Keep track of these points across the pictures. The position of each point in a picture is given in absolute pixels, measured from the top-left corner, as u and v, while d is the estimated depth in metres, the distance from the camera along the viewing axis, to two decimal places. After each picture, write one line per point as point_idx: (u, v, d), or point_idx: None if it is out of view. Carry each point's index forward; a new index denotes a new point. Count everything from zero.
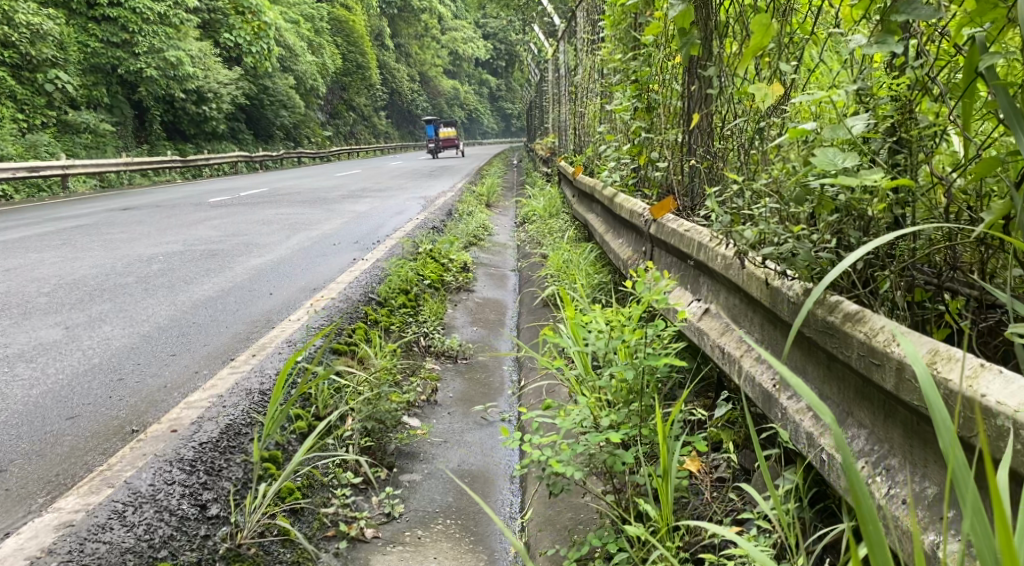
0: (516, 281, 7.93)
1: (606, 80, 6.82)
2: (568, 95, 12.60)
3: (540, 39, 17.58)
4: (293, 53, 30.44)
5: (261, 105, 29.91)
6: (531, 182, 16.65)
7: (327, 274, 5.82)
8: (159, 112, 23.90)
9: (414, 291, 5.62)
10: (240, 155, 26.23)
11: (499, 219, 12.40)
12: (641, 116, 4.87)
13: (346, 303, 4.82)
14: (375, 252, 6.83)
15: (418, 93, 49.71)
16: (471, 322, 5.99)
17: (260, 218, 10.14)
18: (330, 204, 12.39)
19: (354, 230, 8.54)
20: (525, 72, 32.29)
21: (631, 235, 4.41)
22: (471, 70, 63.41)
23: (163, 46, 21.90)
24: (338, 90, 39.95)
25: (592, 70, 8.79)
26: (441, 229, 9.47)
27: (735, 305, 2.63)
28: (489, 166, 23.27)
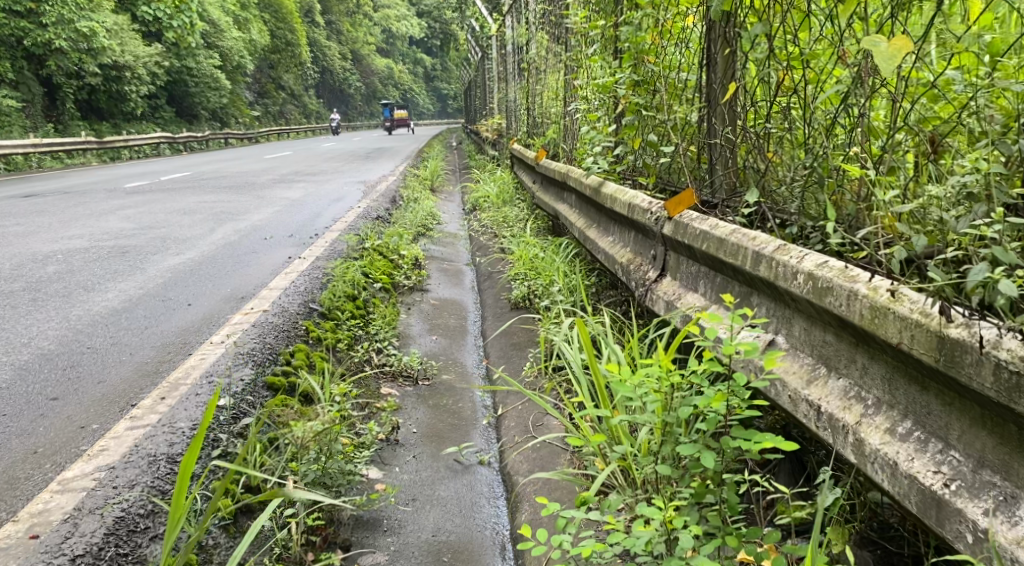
0: (472, 276, 7.24)
1: (576, 54, 6.13)
2: (517, 73, 11.84)
3: (483, 14, 16.77)
4: (218, 28, 28.80)
5: (185, 83, 28.24)
6: (476, 165, 15.92)
7: (260, 277, 4.99)
8: (71, 90, 22.20)
9: (365, 297, 4.84)
10: (161, 136, 24.66)
11: (445, 206, 11.61)
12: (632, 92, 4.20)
13: (285, 317, 4.01)
14: (316, 248, 6.02)
15: (351, 72, 48.14)
16: (429, 332, 5.26)
17: (181, 206, 9.15)
18: (260, 189, 11.43)
19: (290, 221, 7.66)
20: (462, 52, 31.41)
21: (628, 232, 3.77)
22: (406, 49, 61.87)
23: (74, 16, 20.21)
24: (267, 68, 38.26)
25: (552, 46, 8.06)
26: (386, 219, 8.66)
27: (816, 341, 1.97)
28: (430, 148, 22.38)
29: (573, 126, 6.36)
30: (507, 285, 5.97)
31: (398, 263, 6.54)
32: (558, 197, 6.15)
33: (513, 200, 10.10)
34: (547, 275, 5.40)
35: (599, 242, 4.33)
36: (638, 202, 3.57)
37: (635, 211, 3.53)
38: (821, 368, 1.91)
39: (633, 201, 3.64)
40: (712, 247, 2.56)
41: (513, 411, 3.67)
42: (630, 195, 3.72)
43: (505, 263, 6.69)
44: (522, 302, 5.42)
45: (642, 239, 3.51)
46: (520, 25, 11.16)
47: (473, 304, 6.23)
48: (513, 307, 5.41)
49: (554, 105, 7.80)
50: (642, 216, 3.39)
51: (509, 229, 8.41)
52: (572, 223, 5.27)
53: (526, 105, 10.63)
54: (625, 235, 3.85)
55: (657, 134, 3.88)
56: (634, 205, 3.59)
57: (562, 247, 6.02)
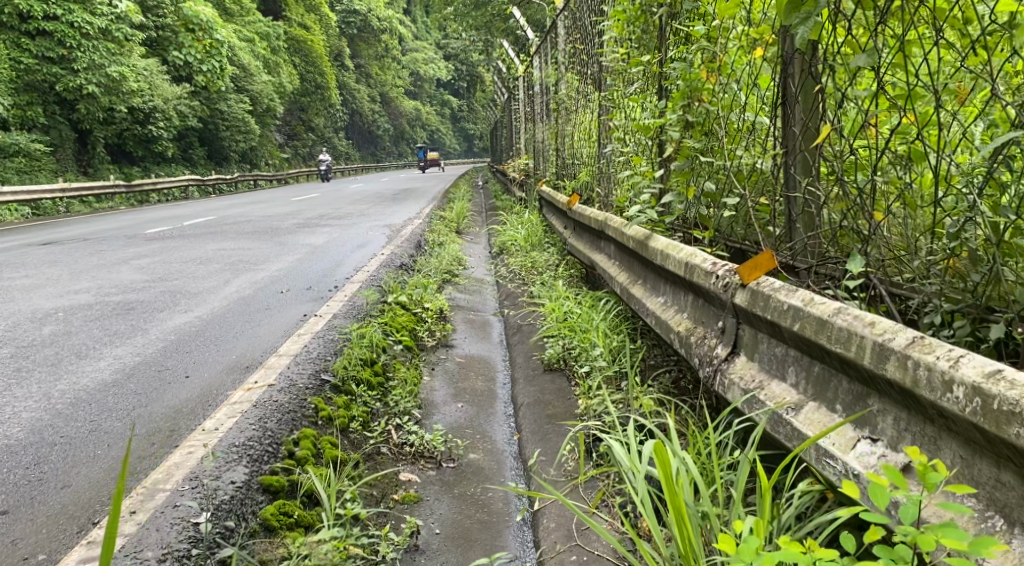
0: (501, 328, 6.79)
1: (613, 93, 5.69)
2: (546, 113, 11.47)
3: (510, 53, 16.50)
4: (248, 72, 28.91)
5: (215, 126, 28.35)
6: (503, 206, 15.53)
7: (269, 339, 4.55)
8: (102, 135, 22.28)
9: (384, 361, 4.38)
10: (190, 178, 24.68)
11: (471, 249, 11.18)
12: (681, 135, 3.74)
13: (294, 391, 3.53)
14: (333, 302, 5.58)
15: (378, 113, 48.40)
16: (454, 396, 4.76)
17: (198, 254, 8.80)
18: (282, 234, 11.10)
19: (308, 270, 7.26)
20: (489, 93, 31.30)
21: (682, 294, 3.29)
22: (433, 90, 62.30)
23: (104, 61, 20.25)
24: (295, 110, 38.51)
25: (584, 83, 7.65)
26: (410, 266, 8.24)
27: (976, 478, 1.61)
28: (456, 188, 22.10)
29: (609, 169, 5.92)
30: (540, 341, 5.48)
31: (421, 316, 6.08)
32: (593, 246, 5.70)
33: (542, 244, 9.65)
34: (585, 332, 4.91)
35: (644, 300, 3.86)
36: (695, 259, 3.10)
37: (691, 270, 3.06)
38: (995, 517, 1.56)
39: (689, 257, 3.17)
40: (808, 331, 2.09)
41: (552, 504, 3.15)
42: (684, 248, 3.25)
43: (536, 315, 6.22)
44: (555, 363, 4.92)
45: (700, 302, 3.03)
46: (549, 63, 10.79)
47: (502, 361, 5.73)
48: (546, 367, 4.94)
49: (588, 146, 7.38)
50: (702, 277, 2.92)
51: (539, 276, 7.95)
52: (610, 275, 4.80)
53: (556, 145, 10.23)
54: (676, 295, 3.39)
55: (715, 183, 3.42)
56: (690, 262, 3.12)
57: (599, 300, 5.54)
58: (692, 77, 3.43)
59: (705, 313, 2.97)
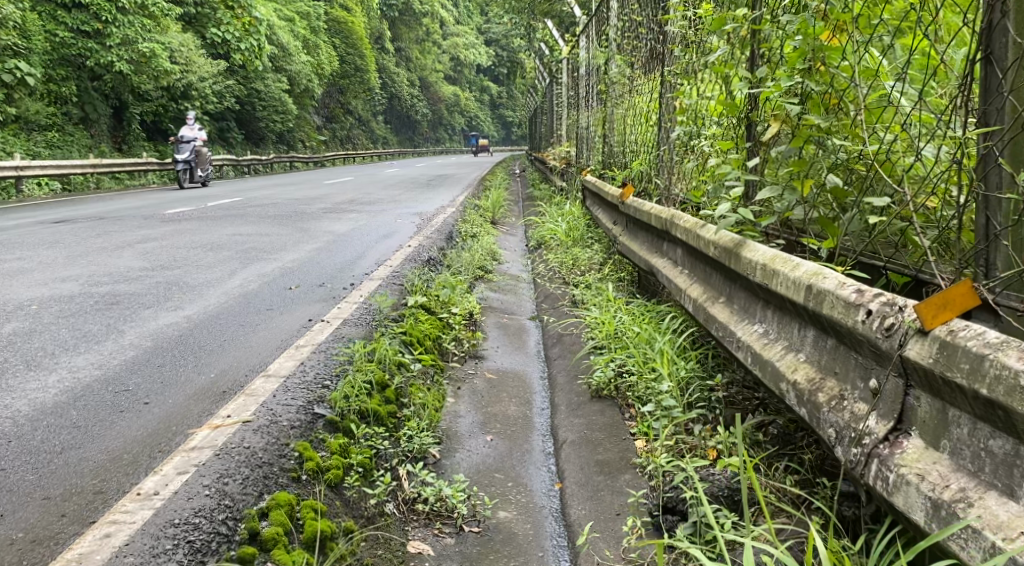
0: (538, 336, 5.99)
1: (684, 66, 4.79)
2: (593, 97, 10.56)
3: (556, 34, 15.50)
4: (286, 52, 28.14)
5: (252, 107, 27.77)
6: (541, 196, 14.68)
7: (262, 349, 3.75)
8: (137, 111, 21.76)
9: (398, 384, 3.57)
10: (224, 158, 24.12)
11: (507, 242, 10.36)
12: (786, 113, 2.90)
13: (275, 431, 2.71)
14: (346, 304, 4.78)
15: (418, 98, 47.62)
16: (482, 428, 3.94)
17: (211, 239, 8.05)
18: (305, 219, 10.39)
19: (326, 263, 6.49)
20: (530, 80, 30.31)
21: (796, 326, 2.45)
22: (474, 76, 61.43)
23: (139, 38, 19.36)
24: (334, 92, 37.89)
25: (643, 62, 6.75)
26: (439, 261, 7.44)
27: None
28: (493, 175, 21.27)
29: (675, 158, 5.06)
30: (587, 361, 4.63)
31: (448, 323, 5.26)
32: (650, 247, 4.87)
33: (585, 241, 8.79)
34: (643, 354, 4.07)
35: (731, 322, 3.01)
36: (821, 280, 2.24)
37: (818, 296, 2.20)
38: None
39: (809, 276, 2.31)
40: None
41: None
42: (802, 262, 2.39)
43: (580, 327, 5.41)
44: (605, 390, 4.08)
45: (832, 342, 2.18)
46: (599, 42, 9.88)
47: (541, 381, 4.88)
48: (594, 392, 4.11)
49: (645, 133, 6.48)
50: (839, 309, 2.06)
51: (583, 278, 7.11)
52: (676, 284, 3.97)
53: (604, 132, 9.34)
54: (785, 324, 2.54)
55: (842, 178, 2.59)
56: (812, 284, 2.26)
57: (657, 314, 4.68)
58: (815, 33, 2.58)
59: (840, 358, 2.12)
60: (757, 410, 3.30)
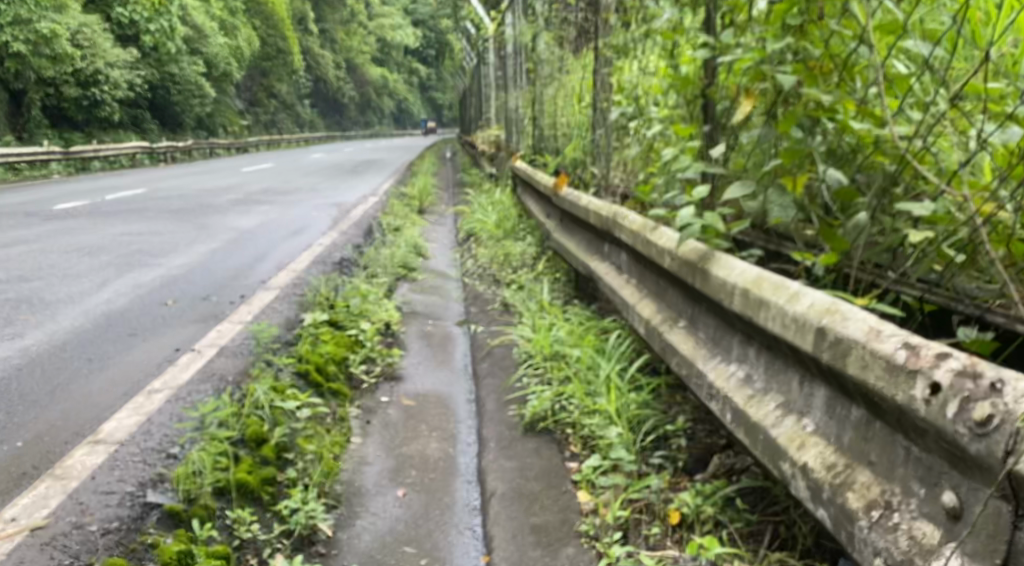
0: (466, 345, 5.28)
1: (624, 36, 4.12)
2: (522, 77, 9.84)
3: (484, 12, 14.76)
4: (202, 33, 26.57)
5: (166, 91, 26.07)
6: (472, 183, 13.96)
7: (105, 396, 2.95)
8: (37, 96, 20.04)
9: (281, 437, 2.80)
10: (136, 145, 22.48)
11: (434, 234, 9.58)
12: (760, 88, 2.25)
13: (75, 544, 2.04)
14: (228, 325, 3.99)
15: (345, 80, 46.02)
16: (392, 479, 3.16)
17: (92, 241, 7.07)
18: (213, 214, 9.45)
19: (221, 268, 5.65)
20: (459, 62, 29.49)
21: (796, 377, 1.82)
22: (403, 57, 59.81)
23: (33, 17, 17.70)
24: (256, 74, 36.17)
25: (575, 37, 6.06)
26: (355, 261, 6.62)
27: None
28: (422, 160, 20.39)
29: (617, 145, 4.38)
30: (520, 385, 3.91)
31: (357, 340, 4.48)
32: (588, 251, 4.21)
33: (517, 233, 8.08)
34: (586, 380, 3.38)
35: (698, 358, 2.34)
36: (843, 322, 1.59)
37: (840, 348, 1.56)
38: None
39: (821, 313, 1.66)
40: None
41: None
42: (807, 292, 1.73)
43: (512, 338, 4.74)
44: (541, 424, 3.37)
45: (861, 414, 1.56)
46: (527, 18, 9.13)
47: (466, 408, 4.15)
48: (528, 425, 3.40)
49: (579, 115, 5.82)
50: (878, 373, 1.43)
51: (516, 277, 6.40)
52: (621, 299, 3.29)
53: (535, 115, 8.67)
54: (779, 373, 1.90)
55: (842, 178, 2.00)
56: (829, 327, 1.61)
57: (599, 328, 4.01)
58: None
59: (879, 439, 1.50)
60: (726, 452, 2.68)
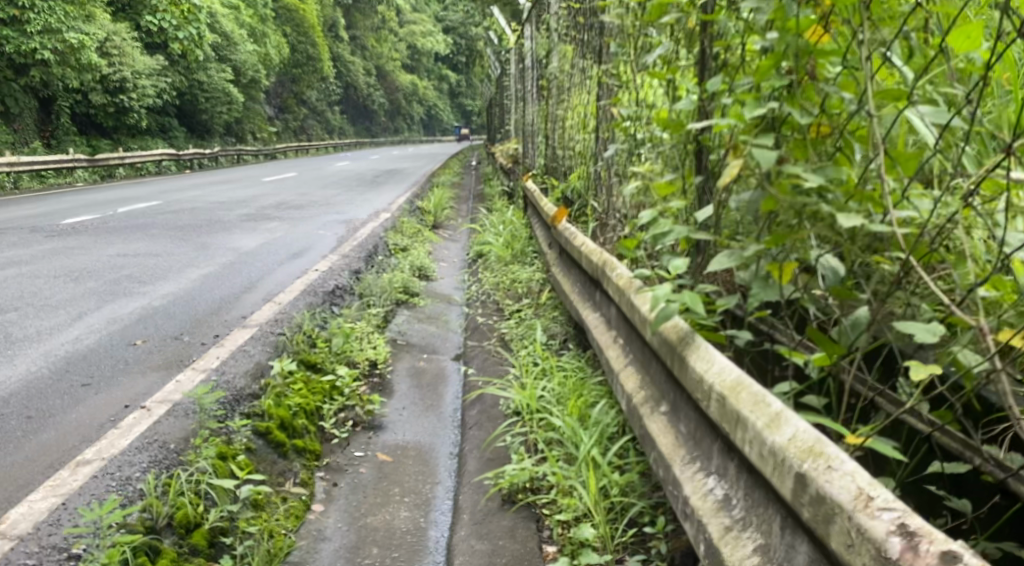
0: (460, 382, 4.89)
1: (623, 63, 3.79)
2: (537, 91, 9.49)
3: (505, 22, 14.47)
4: (230, 41, 26.54)
5: (194, 98, 26.02)
6: (490, 196, 13.66)
7: (25, 472, 2.69)
8: (65, 104, 20.00)
9: (217, 521, 2.52)
10: (163, 152, 22.41)
11: (442, 253, 9.28)
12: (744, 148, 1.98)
13: None
14: (190, 374, 3.72)
15: (374, 86, 45.95)
16: (347, 561, 2.83)
17: (84, 263, 6.85)
18: (218, 231, 9.22)
19: (205, 299, 5.39)
20: (486, 70, 29.30)
21: (776, 516, 1.49)
22: (433, 63, 59.69)
23: (60, 26, 17.66)
24: (285, 81, 36.15)
25: (582, 56, 5.72)
26: (351, 288, 6.34)
27: None
28: (444, 169, 20.15)
29: (615, 179, 4.04)
30: (504, 443, 3.54)
31: (334, 386, 4.16)
32: (581, 296, 3.88)
33: (526, 256, 7.73)
34: (570, 451, 3.04)
35: (676, 459, 2.00)
36: (826, 473, 1.31)
37: (821, 507, 1.29)
38: None
39: (801, 453, 1.38)
40: None
41: None
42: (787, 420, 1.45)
43: (502, 382, 4.42)
44: (519, 495, 3.04)
45: None
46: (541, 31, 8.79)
47: (449, 463, 3.76)
48: (503, 497, 3.08)
49: (584, 140, 5.50)
50: (866, 560, 1.17)
51: (519, 308, 6.06)
52: (606, 362, 2.97)
53: (547, 132, 8.35)
54: (760, 504, 1.55)
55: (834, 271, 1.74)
56: (809, 475, 1.33)
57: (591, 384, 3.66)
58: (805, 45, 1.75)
59: None
60: None
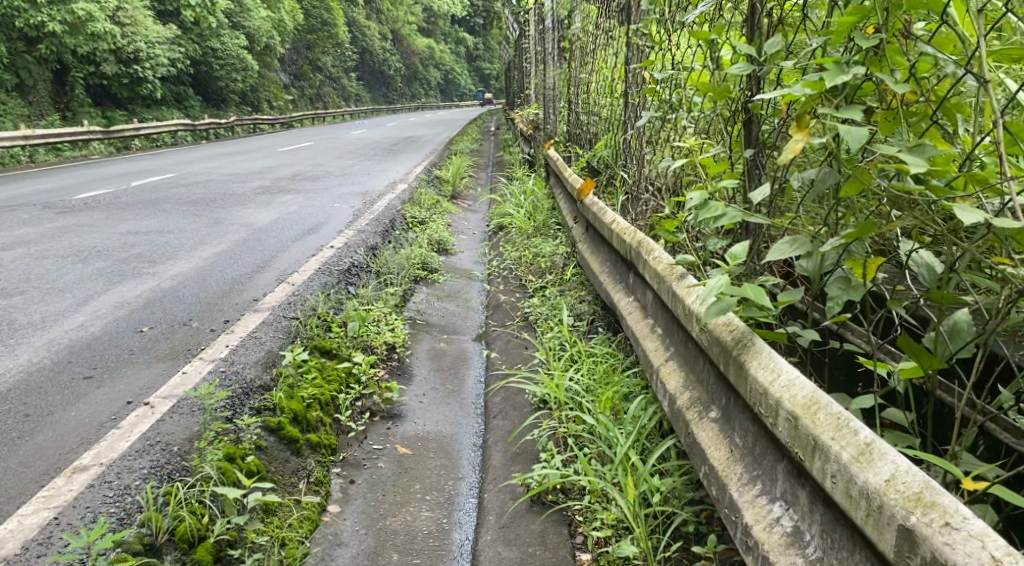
0: (482, 364, 4.64)
1: (658, 24, 3.49)
2: (558, 55, 9.14)
3: None
4: (243, 8, 26.12)
5: (209, 67, 25.65)
6: (509, 164, 13.33)
7: (12, 482, 2.55)
8: (80, 75, 19.70)
9: (224, 532, 2.33)
10: (179, 123, 22.13)
11: (462, 224, 9.03)
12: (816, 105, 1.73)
13: None
14: (197, 364, 3.53)
15: (390, 53, 45.35)
16: None
17: (94, 242, 6.67)
18: (232, 206, 9.01)
19: (217, 280, 5.19)
20: (503, 34, 28.72)
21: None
22: (449, 27, 58.80)
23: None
24: (301, 48, 35.68)
25: (607, 18, 5.41)
26: (368, 265, 6.12)
27: None
28: (462, 136, 19.79)
29: (648, 151, 3.77)
30: (531, 436, 3.30)
31: (350, 373, 3.93)
32: (612, 276, 3.63)
33: (549, 229, 7.46)
34: (606, 450, 2.81)
35: (731, 480, 1.76)
36: (943, 532, 1.16)
37: None
38: None
39: (905, 500, 1.22)
40: None
41: None
42: (883, 458, 1.29)
43: (528, 366, 4.19)
44: (549, 495, 2.83)
45: None
46: None
47: (472, 456, 3.51)
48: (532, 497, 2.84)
49: (610, 107, 5.20)
50: None
51: (542, 285, 5.81)
52: (645, 353, 2.71)
53: (569, 98, 8.02)
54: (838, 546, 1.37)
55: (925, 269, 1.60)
56: (921, 532, 1.18)
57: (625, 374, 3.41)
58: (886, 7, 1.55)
59: None
60: None
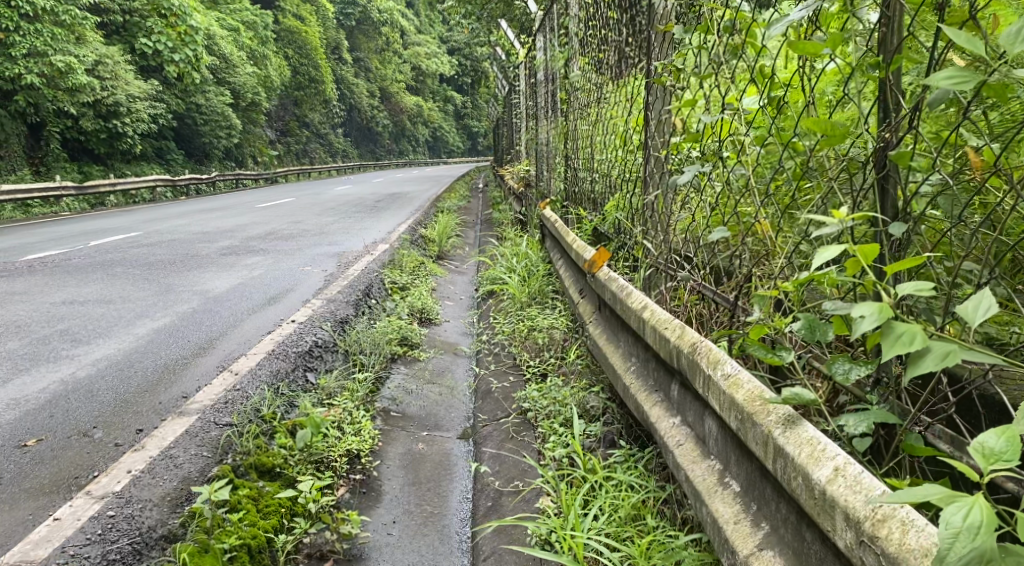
0: (466, 473, 3.69)
1: (702, 48, 2.65)
2: (553, 108, 8.35)
3: (511, 37, 13.28)
4: (229, 64, 25.39)
5: (191, 122, 24.80)
6: (499, 223, 12.40)
7: None
8: (55, 129, 18.80)
9: None
10: (157, 178, 21.17)
11: (446, 289, 8.09)
12: None
13: None
14: (79, 508, 2.62)
15: (378, 109, 44.90)
16: None
17: (18, 314, 5.70)
18: (192, 270, 8.05)
19: (146, 368, 4.25)
20: (492, 91, 28.07)
21: None
22: (437, 86, 58.64)
23: (48, 49, 16.44)
24: (288, 105, 35.03)
25: (617, 61, 4.62)
26: (336, 343, 5.19)
27: None
28: (449, 194, 18.92)
29: (682, 214, 2.94)
30: None
31: (294, 503, 2.96)
32: (641, 381, 2.75)
33: (545, 299, 6.55)
34: None
35: None
36: None
37: None
38: None
39: None
40: None
41: None
42: None
43: (526, 485, 3.26)
44: None
45: None
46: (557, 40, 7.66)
47: None
48: None
49: (623, 163, 4.36)
50: None
51: (541, 369, 4.89)
52: (710, 516, 1.83)
53: (566, 153, 7.18)
54: None
55: None
56: None
57: (664, 530, 2.52)
58: None
59: None
60: None
